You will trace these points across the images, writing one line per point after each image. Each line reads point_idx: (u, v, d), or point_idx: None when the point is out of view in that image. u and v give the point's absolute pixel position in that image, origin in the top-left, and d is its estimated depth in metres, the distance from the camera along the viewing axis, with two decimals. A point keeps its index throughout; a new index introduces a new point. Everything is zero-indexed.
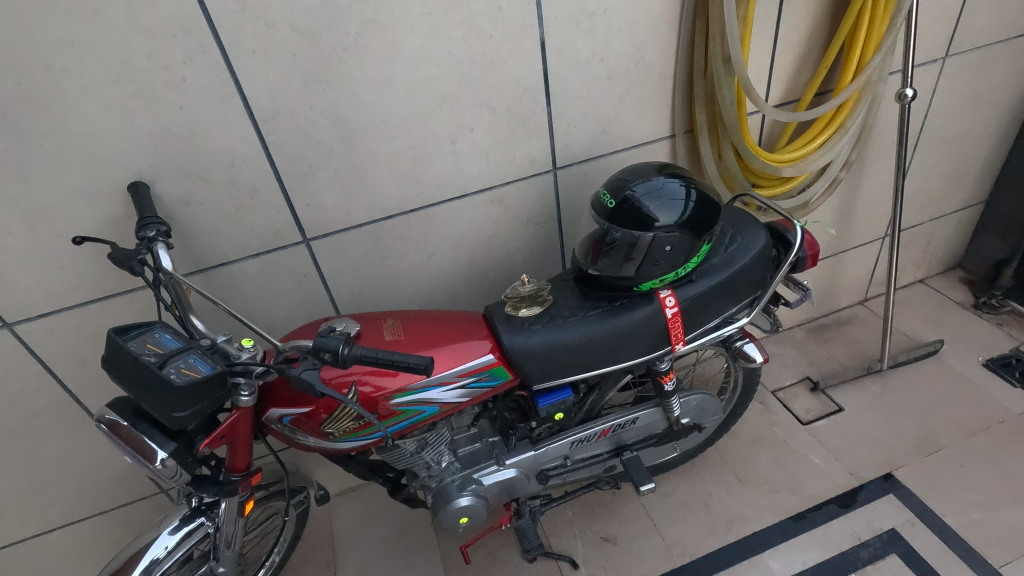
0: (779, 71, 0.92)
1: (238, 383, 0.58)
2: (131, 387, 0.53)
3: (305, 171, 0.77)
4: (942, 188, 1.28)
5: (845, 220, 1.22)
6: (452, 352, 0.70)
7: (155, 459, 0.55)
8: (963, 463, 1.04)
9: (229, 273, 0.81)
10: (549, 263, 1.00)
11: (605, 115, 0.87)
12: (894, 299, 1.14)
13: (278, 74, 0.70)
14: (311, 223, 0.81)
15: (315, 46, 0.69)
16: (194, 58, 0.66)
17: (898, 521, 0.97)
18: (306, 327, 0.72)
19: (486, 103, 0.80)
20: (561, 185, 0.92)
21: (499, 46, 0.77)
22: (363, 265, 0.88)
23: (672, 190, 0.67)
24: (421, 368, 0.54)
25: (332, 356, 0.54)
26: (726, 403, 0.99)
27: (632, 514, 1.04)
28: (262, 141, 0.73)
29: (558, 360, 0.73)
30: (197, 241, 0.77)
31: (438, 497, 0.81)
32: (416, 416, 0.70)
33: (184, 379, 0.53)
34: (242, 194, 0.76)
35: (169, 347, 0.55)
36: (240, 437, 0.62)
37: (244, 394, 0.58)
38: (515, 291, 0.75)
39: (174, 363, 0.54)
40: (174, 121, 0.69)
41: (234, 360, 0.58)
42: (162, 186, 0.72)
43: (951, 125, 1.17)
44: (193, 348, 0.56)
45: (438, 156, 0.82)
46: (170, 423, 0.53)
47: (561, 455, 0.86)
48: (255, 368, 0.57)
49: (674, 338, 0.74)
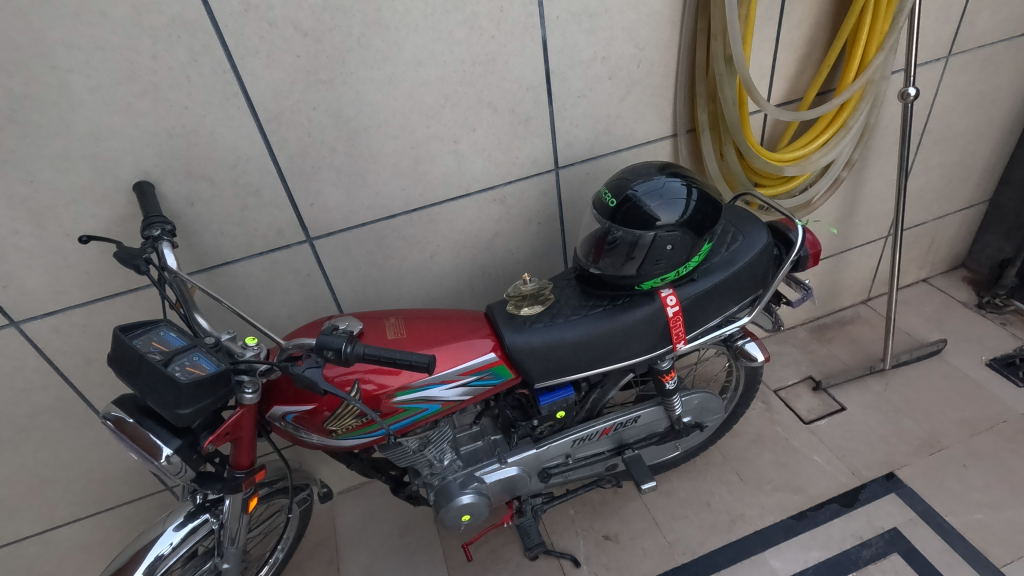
0: (781, 71, 0.92)
1: (241, 381, 0.59)
2: (137, 383, 0.53)
3: (308, 170, 0.77)
4: (945, 188, 1.28)
5: (848, 219, 1.22)
6: (454, 351, 0.71)
7: (160, 455, 0.56)
8: (966, 462, 1.04)
9: (233, 272, 0.82)
10: (551, 262, 1.00)
11: (607, 115, 0.88)
12: (897, 297, 1.14)
13: (281, 74, 0.70)
14: (315, 222, 0.82)
15: (318, 47, 0.70)
16: (198, 59, 0.66)
17: (900, 520, 0.97)
18: (310, 326, 0.73)
19: (489, 103, 0.81)
20: (563, 184, 0.92)
21: (501, 46, 0.77)
22: (366, 265, 0.88)
23: (673, 189, 0.67)
24: (423, 366, 0.54)
25: (335, 354, 0.54)
26: (727, 402, 0.99)
27: (633, 513, 1.05)
28: (266, 141, 0.74)
29: (560, 358, 0.73)
30: (201, 240, 0.78)
31: (440, 495, 0.81)
32: (418, 414, 0.70)
33: (190, 375, 0.54)
34: (247, 193, 0.76)
35: (174, 344, 0.56)
36: (244, 434, 0.63)
37: (247, 392, 0.59)
38: (516, 290, 0.76)
39: (179, 360, 0.54)
40: (179, 121, 0.69)
41: (238, 358, 0.59)
42: (167, 185, 0.73)
43: (954, 124, 1.17)
44: (198, 345, 0.57)
45: (441, 156, 0.82)
46: (174, 420, 0.53)
47: (563, 453, 0.86)
48: (259, 365, 0.59)
49: (676, 336, 0.74)
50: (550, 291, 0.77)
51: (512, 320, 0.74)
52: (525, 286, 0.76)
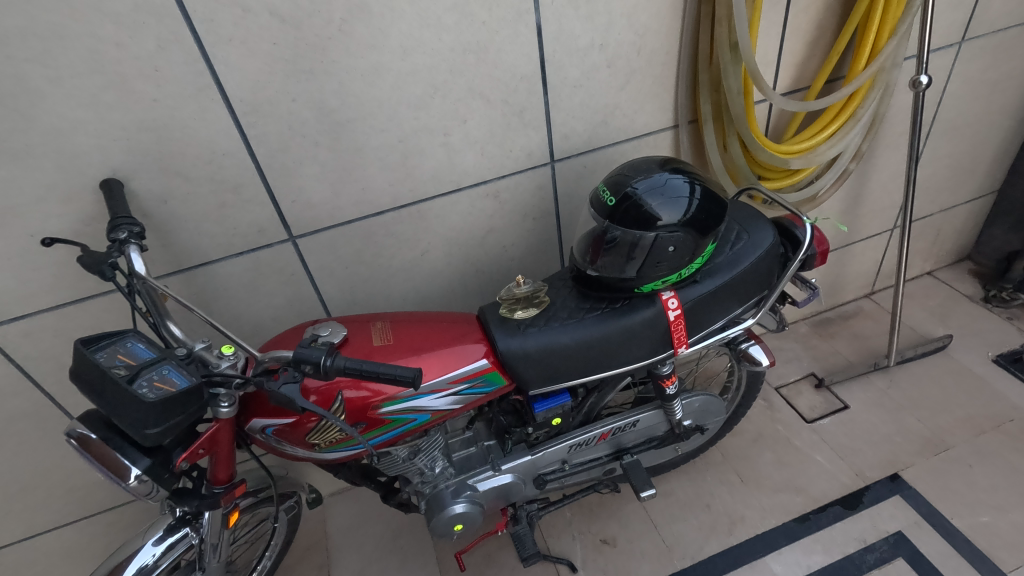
0: (788, 58, 0.88)
1: (217, 394, 0.56)
2: (100, 402, 0.50)
3: (289, 165, 0.73)
4: (953, 178, 1.24)
5: (853, 212, 1.18)
6: (444, 358, 0.67)
7: (128, 476, 0.52)
8: (972, 463, 1.01)
9: (212, 273, 0.78)
10: (547, 259, 0.97)
11: (606, 105, 0.83)
12: (903, 292, 1.11)
13: (258, 63, 0.65)
14: (298, 220, 0.77)
15: (297, 34, 0.65)
16: (167, 47, 0.62)
17: (905, 523, 0.95)
18: (291, 333, 0.69)
19: (481, 93, 0.76)
20: (559, 178, 0.88)
21: (493, 32, 0.72)
22: (353, 264, 0.84)
23: (675, 185, 0.63)
24: (407, 380, 0.51)
25: (313, 368, 0.51)
26: (728, 403, 0.96)
27: (631, 515, 1.02)
28: (243, 135, 0.69)
29: (555, 363, 0.70)
30: (177, 240, 0.74)
31: (432, 503, 0.79)
32: (407, 424, 0.67)
33: (157, 394, 0.50)
34: (224, 190, 0.72)
35: (142, 357, 0.53)
36: (221, 450, 0.59)
37: (223, 406, 0.56)
38: (509, 292, 0.72)
39: (147, 375, 0.51)
40: (148, 114, 0.65)
41: (213, 369, 0.55)
42: (138, 183, 0.68)
43: (965, 113, 1.13)
44: (167, 358, 0.53)
45: (430, 149, 0.78)
46: (141, 440, 0.50)
47: (559, 459, 0.83)
48: (234, 380, 0.55)
49: (677, 341, 0.71)
50: (545, 293, 0.73)
51: (503, 324, 0.71)
52: (518, 288, 0.72)
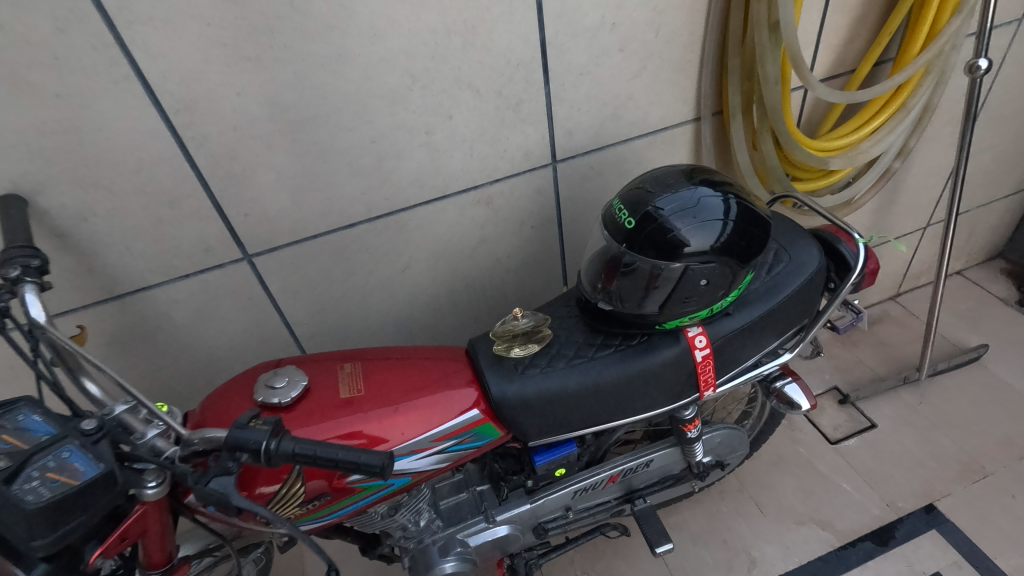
0: (829, 39, 0.75)
1: (141, 471, 0.44)
2: None
3: (237, 172, 0.60)
4: (993, 172, 1.12)
5: (885, 210, 1.07)
6: (426, 410, 0.56)
7: None
8: (1015, 492, 0.92)
9: (152, 299, 0.66)
10: (547, 271, 0.85)
11: (618, 95, 0.71)
12: (942, 297, 1.00)
13: (189, 49, 0.52)
14: (253, 236, 0.65)
15: (237, 11, 0.51)
16: (67, 29, 0.48)
17: (943, 563, 0.86)
18: (249, 374, 0.58)
19: (470, 83, 0.63)
20: (561, 181, 0.76)
21: (484, 8, 0.59)
22: (321, 283, 0.72)
23: (710, 205, 0.51)
24: (376, 469, 0.40)
25: (253, 455, 0.40)
26: (749, 430, 0.85)
27: (640, 551, 0.93)
28: (177, 138, 0.56)
29: (559, 411, 0.59)
30: (104, 263, 0.61)
31: (416, 561, 0.68)
32: (383, 490, 0.56)
33: (52, 490, 0.38)
34: (158, 204, 0.59)
35: (35, 436, 0.41)
36: (153, 532, 0.47)
37: (150, 485, 0.43)
38: (506, 326, 0.62)
39: (39, 461, 0.38)
40: (51, 113, 0.51)
41: (138, 439, 0.45)
42: (48, 198, 0.55)
43: (1014, 100, 1.00)
44: (69, 437, 0.41)
45: (410, 151, 0.66)
46: (28, 550, 0.37)
47: (562, 505, 0.73)
48: (166, 453, 0.45)
49: (703, 384, 0.60)
50: (548, 326, 0.62)
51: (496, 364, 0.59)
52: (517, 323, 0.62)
